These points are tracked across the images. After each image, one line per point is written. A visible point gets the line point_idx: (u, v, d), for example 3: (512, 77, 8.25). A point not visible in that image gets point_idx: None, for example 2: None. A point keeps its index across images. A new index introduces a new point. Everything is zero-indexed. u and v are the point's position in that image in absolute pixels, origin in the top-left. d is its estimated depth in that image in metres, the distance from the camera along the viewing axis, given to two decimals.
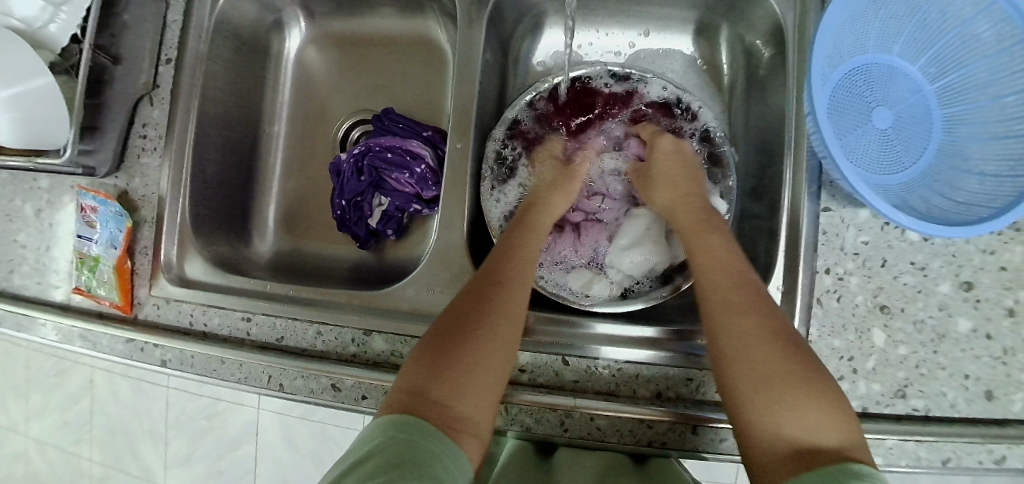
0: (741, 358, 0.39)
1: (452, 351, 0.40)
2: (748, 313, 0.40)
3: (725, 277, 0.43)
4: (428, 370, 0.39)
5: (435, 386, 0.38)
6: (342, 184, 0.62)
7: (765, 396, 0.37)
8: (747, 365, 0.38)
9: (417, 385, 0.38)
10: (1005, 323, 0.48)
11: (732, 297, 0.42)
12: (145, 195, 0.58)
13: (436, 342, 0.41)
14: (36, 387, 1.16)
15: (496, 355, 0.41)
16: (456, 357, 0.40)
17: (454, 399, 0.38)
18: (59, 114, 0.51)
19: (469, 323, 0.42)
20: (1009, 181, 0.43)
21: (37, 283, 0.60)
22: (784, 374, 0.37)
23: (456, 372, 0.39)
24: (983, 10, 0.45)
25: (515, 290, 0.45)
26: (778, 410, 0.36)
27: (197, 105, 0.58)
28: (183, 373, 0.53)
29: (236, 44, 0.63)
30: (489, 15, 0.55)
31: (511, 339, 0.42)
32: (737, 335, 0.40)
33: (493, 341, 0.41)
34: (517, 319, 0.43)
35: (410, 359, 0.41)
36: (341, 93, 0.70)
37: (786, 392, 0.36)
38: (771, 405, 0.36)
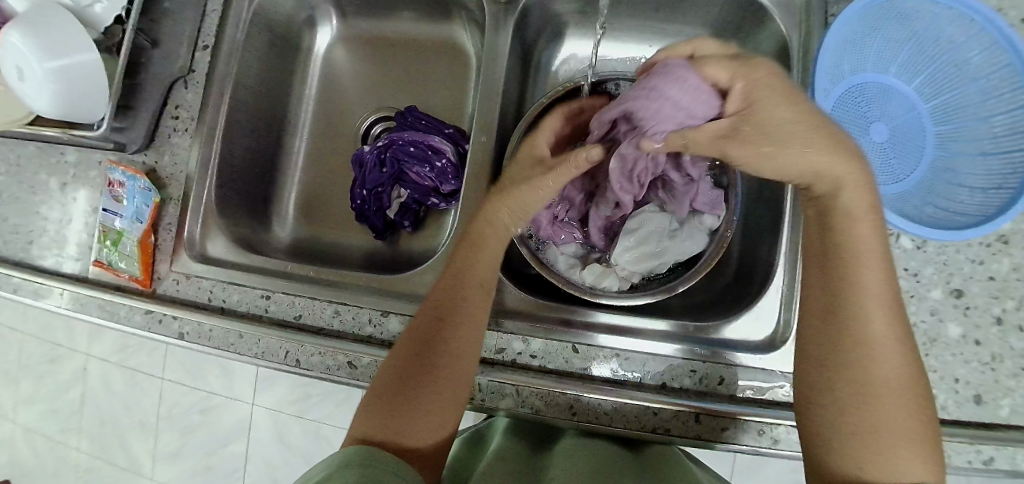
0: (845, 382, 0.35)
1: (397, 392, 0.41)
2: (881, 331, 0.35)
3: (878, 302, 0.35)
4: (377, 415, 0.40)
5: (382, 427, 0.39)
6: (363, 175, 0.65)
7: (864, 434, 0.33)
8: (854, 397, 0.34)
9: (365, 429, 0.39)
10: (993, 330, 0.51)
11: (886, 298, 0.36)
12: (173, 174, 0.60)
13: (382, 385, 0.42)
14: (27, 373, 1.15)
15: (442, 389, 0.41)
16: (402, 396, 0.41)
17: (401, 436, 0.39)
18: (98, 87, 0.53)
19: (416, 364, 0.42)
20: (997, 193, 0.47)
21: (56, 255, 0.61)
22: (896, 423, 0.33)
23: (400, 413, 0.40)
24: (974, 35, 0.49)
25: (469, 317, 0.44)
26: (864, 451, 0.33)
27: (229, 91, 0.61)
28: (200, 346, 0.54)
29: (269, 37, 0.66)
30: (515, 21, 0.58)
31: (458, 371, 0.42)
32: (847, 360, 0.35)
33: (439, 377, 0.41)
34: (467, 350, 0.43)
35: (361, 402, 0.42)
36: (365, 89, 0.73)
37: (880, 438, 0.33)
38: (870, 444, 0.33)
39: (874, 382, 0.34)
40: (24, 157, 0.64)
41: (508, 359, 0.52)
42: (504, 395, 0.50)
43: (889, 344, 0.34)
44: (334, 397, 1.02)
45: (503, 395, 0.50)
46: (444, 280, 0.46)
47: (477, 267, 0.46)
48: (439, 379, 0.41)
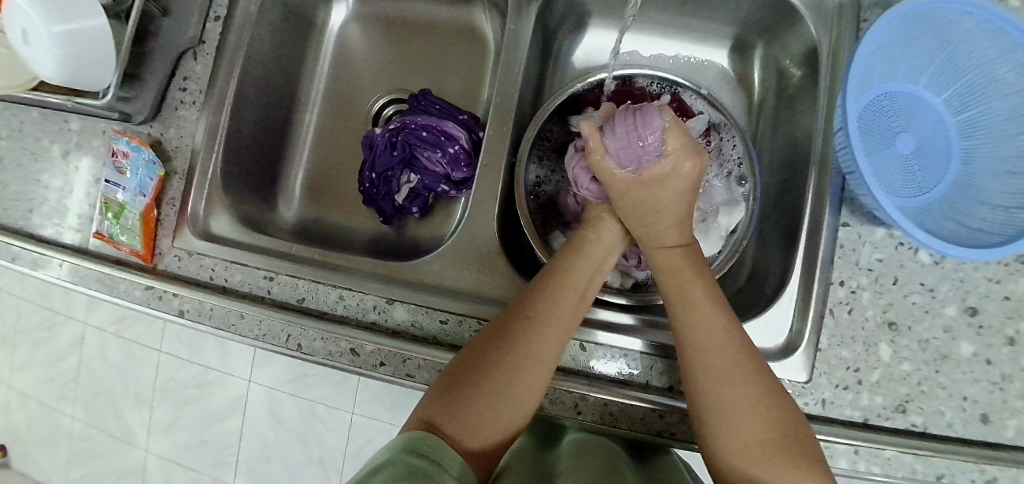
0: (719, 408, 0.39)
1: (468, 386, 0.40)
2: (720, 362, 0.40)
3: (709, 335, 0.41)
4: (447, 403, 0.39)
5: (450, 418, 0.38)
6: (373, 158, 0.63)
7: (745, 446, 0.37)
8: (727, 422, 0.38)
9: (432, 415, 0.38)
10: (1005, 351, 0.50)
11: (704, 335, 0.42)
12: (179, 147, 0.58)
13: (459, 376, 0.41)
14: (23, 339, 1.14)
15: (518, 396, 0.40)
16: (473, 391, 0.39)
17: (467, 430, 0.37)
18: (106, 54, 0.51)
19: (494, 362, 0.41)
20: (1019, 214, 0.45)
21: (56, 225, 0.60)
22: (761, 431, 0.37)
23: (476, 408, 0.38)
24: (1007, 51, 0.47)
25: (554, 322, 0.43)
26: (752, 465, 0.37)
27: (239, 65, 0.59)
28: (201, 325, 0.53)
29: (284, 11, 0.64)
30: (538, 7, 0.57)
31: (535, 380, 0.41)
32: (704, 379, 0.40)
33: (512, 387, 0.40)
34: (550, 362, 0.42)
35: (429, 390, 0.41)
36: (378, 70, 0.71)
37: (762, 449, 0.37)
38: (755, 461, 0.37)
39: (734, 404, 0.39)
40: (27, 122, 0.62)
41: None
42: None
43: (745, 378, 0.39)
44: (330, 379, 1.02)
45: None
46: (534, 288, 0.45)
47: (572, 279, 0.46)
48: (510, 380, 0.40)
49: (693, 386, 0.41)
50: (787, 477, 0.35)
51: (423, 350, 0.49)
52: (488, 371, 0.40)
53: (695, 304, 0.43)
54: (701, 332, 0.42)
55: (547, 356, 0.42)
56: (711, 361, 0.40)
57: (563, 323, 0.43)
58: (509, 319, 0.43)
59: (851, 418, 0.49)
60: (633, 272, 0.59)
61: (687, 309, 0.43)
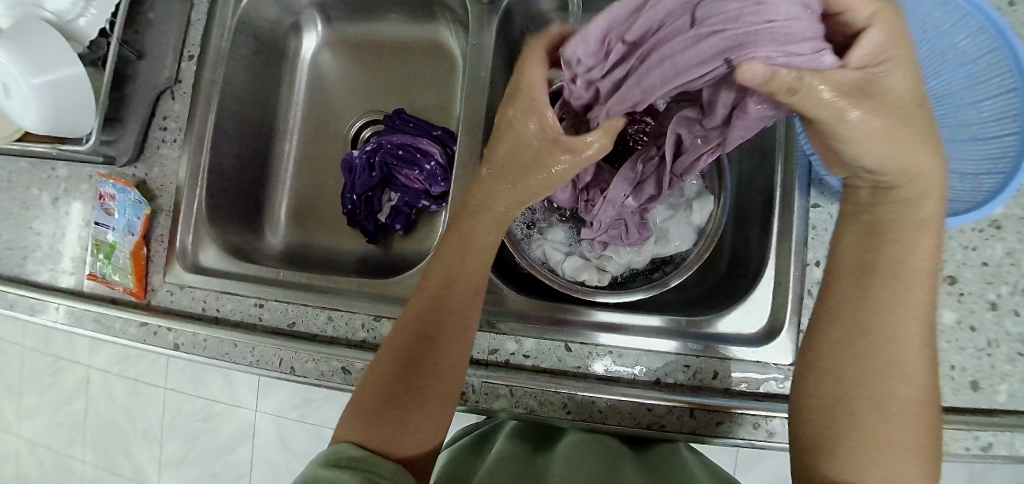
0: (877, 389, 0.32)
1: (394, 399, 0.39)
2: (902, 340, 0.32)
3: (914, 304, 0.32)
4: (372, 417, 0.39)
5: (379, 431, 0.38)
6: (353, 180, 0.65)
7: (882, 438, 0.31)
8: (879, 409, 0.32)
9: (365, 439, 0.38)
10: (988, 316, 0.50)
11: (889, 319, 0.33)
12: (163, 185, 0.60)
13: (379, 393, 0.40)
14: (30, 386, 1.15)
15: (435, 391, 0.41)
16: (399, 405, 0.39)
17: (406, 444, 0.38)
18: (86, 101, 0.53)
19: (410, 371, 0.41)
20: (987, 181, 0.47)
21: (50, 270, 0.61)
22: (914, 427, 0.31)
23: (404, 421, 0.39)
24: (961, 20, 0.48)
25: (453, 314, 0.43)
26: (878, 458, 0.31)
27: (215, 101, 0.61)
28: (195, 356, 0.54)
29: (255, 45, 0.66)
30: (499, 20, 0.58)
31: (455, 371, 0.42)
32: (878, 364, 0.32)
33: (429, 386, 0.41)
34: (459, 358, 0.43)
35: (350, 413, 0.40)
36: (353, 94, 0.73)
37: (902, 446, 0.31)
38: (875, 450, 0.31)
39: (896, 390, 0.32)
40: (15, 172, 0.64)
41: (503, 359, 0.52)
42: (498, 395, 0.50)
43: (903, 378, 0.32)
44: (335, 401, 1.02)
45: (498, 396, 0.50)
46: (429, 286, 0.44)
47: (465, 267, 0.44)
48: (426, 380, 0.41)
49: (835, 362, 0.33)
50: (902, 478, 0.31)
51: None
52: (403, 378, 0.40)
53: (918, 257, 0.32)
54: (913, 299, 0.32)
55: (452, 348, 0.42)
56: (895, 341, 0.32)
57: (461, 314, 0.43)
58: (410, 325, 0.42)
59: None
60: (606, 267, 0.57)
61: (902, 291, 0.32)
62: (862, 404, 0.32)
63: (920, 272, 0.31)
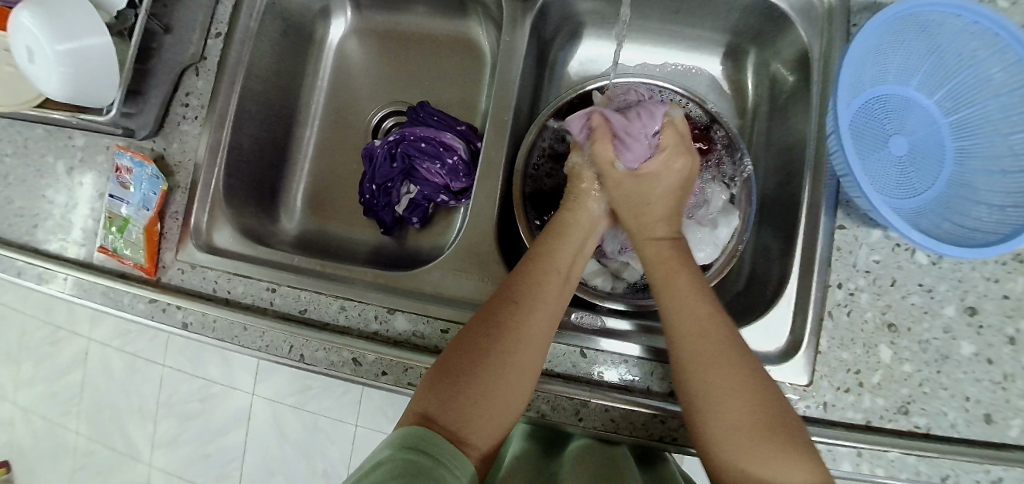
0: (716, 403, 0.39)
1: (464, 372, 0.40)
2: (708, 358, 0.41)
3: (700, 320, 0.43)
4: (444, 392, 0.38)
5: (449, 408, 0.37)
6: (373, 170, 0.64)
7: (742, 444, 0.38)
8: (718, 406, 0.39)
9: (426, 406, 0.38)
10: (1005, 350, 0.50)
11: (708, 338, 0.42)
12: (181, 162, 0.59)
13: (449, 362, 0.41)
14: (27, 355, 1.15)
15: (511, 376, 0.40)
16: (465, 378, 0.39)
17: (464, 421, 0.37)
18: (110, 71, 0.52)
19: (484, 347, 0.41)
20: (1014, 213, 0.46)
21: (61, 240, 0.61)
22: (750, 414, 0.38)
23: (469, 394, 0.38)
24: (997, 52, 0.48)
25: (535, 305, 0.44)
26: (739, 453, 0.38)
27: (240, 80, 0.60)
28: (204, 337, 0.54)
29: (283, 27, 0.66)
30: (533, 18, 0.58)
31: (528, 362, 0.41)
32: (702, 375, 0.40)
33: (509, 370, 0.40)
34: (540, 346, 0.43)
35: (422, 383, 0.40)
36: (377, 83, 0.72)
37: (764, 441, 0.37)
38: (757, 453, 0.37)
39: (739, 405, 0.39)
40: (32, 139, 0.63)
41: None
42: None
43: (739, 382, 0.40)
44: (333, 391, 1.02)
45: None
46: (517, 276, 0.46)
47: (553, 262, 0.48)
48: (505, 362, 0.40)
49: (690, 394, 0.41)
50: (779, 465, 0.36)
51: (425, 360, 0.49)
52: (483, 355, 0.40)
53: (680, 285, 0.45)
54: (693, 316, 0.43)
55: (535, 337, 0.42)
56: (703, 366, 0.40)
57: (549, 306, 0.44)
58: (497, 305, 0.44)
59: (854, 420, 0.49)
60: (621, 274, 0.60)
61: (679, 314, 0.44)
62: (714, 424, 0.39)
63: (678, 292, 0.45)
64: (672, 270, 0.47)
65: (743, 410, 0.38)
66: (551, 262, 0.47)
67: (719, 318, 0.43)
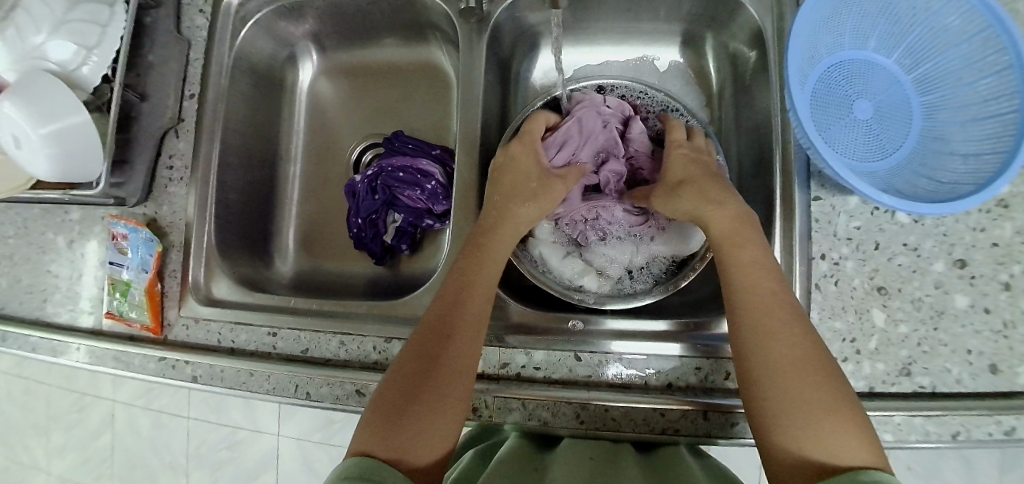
0: (776, 374, 0.38)
1: (401, 409, 0.39)
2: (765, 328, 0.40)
3: (764, 297, 0.41)
4: (382, 429, 0.38)
5: (388, 442, 0.37)
6: (357, 204, 0.66)
7: (801, 412, 0.36)
8: (787, 378, 0.37)
9: (369, 445, 0.37)
10: (1002, 297, 0.49)
11: (769, 318, 0.40)
12: (173, 222, 0.61)
13: (386, 400, 0.41)
14: (58, 424, 1.18)
15: (446, 406, 0.41)
16: (405, 410, 0.39)
17: (406, 451, 0.37)
18: (92, 145, 0.54)
19: (416, 383, 0.41)
20: (990, 160, 0.46)
21: (69, 311, 0.63)
22: (815, 392, 0.36)
23: (405, 426, 0.38)
24: (950, 2, 0.48)
25: (464, 333, 0.44)
26: (797, 423, 0.36)
27: (219, 137, 0.63)
28: (213, 387, 0.55)
29: (253, 79, 0.68)
30: (488, 37, 0.59)
31: (458, 389, 0.42)
32: (774, 349, 0.39)
33: (441, 399, 0.41)
34: (468, 366, 0.43)
35: (360, 421, 0.40)
36: (352, 120, 0.74)
37: (810, 407, 0.36)
38: (810, 421, 0.35)
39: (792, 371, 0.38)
40: (30, 219, 0.66)
41: (513, 373, 0.52)
42: (511, 408, 0.50)
43: (795, 344, 0.39)
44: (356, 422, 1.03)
45: (511, 409, 0.50)
46: (444, 292, 0.47)
47: (475, 281, 0.47)
48: (436, 391, 0.41)
49: (745, 348, 0.40)
50: (838, 437, 0.35)
51: None
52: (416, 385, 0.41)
53: (746, 263, 0.44)
54: (755, 292, 0.42)
55: (464, 363, 0.43)
56: (776, 320, 0.40)
57: (471, 329, 0.45)
58: (425, 335, 0.44)
59: (856, 388, 0.49)
60: (606, 269, 0.59)
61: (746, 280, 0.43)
62: (782, 372, 0.38)
63: (747, 271, 0.43)
64: (743, 233, 0.45)
65: (812, 383, 0.37)
66: (478, 271, 0.48)
67: (768, 266, 0.43)
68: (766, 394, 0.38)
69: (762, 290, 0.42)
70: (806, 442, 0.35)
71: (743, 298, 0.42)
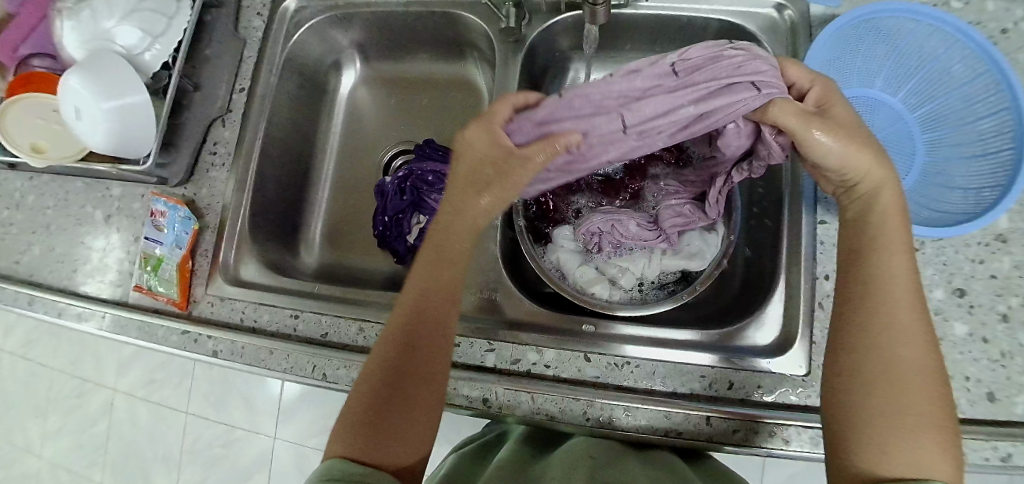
0: (889, 379, 0.36)
1: (381, 412, 0.41)
2: (902, 321, 0.37)
3: (907, 292, 0.38)
4: (361, 433, 0.40)
5: (370, 445, 0.39)
6: (385, 203, 0.70)
7: (902, 419, 0.34)
8: (899, 380, 0.35)
9: (350, 449, 0.39)
10: (999, 327, 0.52)
11: (902, 319, 0.37)
12: (211, 204, 0.65)
13: (364, 401, 0.42)
14: (54, 408, 1.17)
15: (423, 407, 0.42)
16: (386, 412, 0.41)
17: (386, 454, 0.39)
18: (146, 124, 0.58)
19: (394, 385, 0.42)
20: (988, 193, 0.49)
21: (99, 282, 0.65)
22: (921, 405, 0.34)
23: (384, 429, 0.40)
24: (953, 48, 0.53)
25: (433, 335, 0.44)
26: (899, 433, 0.34)
27: (263, 128, 0.67)
28: (233, 363, 0.57)
29: (300, 80, 0.73)
30: (524, 56, 0.64)
31: (433, 390, 0.43)
32: (894, 349, 0.36)
33: (419, 401, 0.42)
34: (441, 368, 0.44)
35: (337, 421, 0.42)
36: (386, 125, 0.78)
37: (914, 418, 0.34)
38: (902, 432, 0.34)
39: (918, 375, 0.35)
40: (73, 193, 0.69)
41: (523, 369, 0.54)
42: (519, 401, 0.52)
43: (918, 352, 0.36)
44: None
45: (519, 402, 0.52)
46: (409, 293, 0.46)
47: (441, 279, 0.45)
48: (413, 394, 0.42)
49: (861, 346, 0.37)
50: (930, 450, 0.33)
51: None
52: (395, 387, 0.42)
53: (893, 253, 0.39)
54: (902, 288, 0.38)
55: (438, 364, 0.44)
56: (903, 319, 0.37)
57: (440, 330, 0.45)
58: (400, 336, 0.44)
59: None
60: (619, 279, 0.62)
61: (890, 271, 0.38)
62: (897, 375, 0.35)
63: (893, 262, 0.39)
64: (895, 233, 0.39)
65: (926, 397, 0.35)
66: (436, 276, 0.45)
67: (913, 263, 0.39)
68: (867, 401, 0.36)
69: (909, 290, 0.38)
70: (894, 448, 0.33)
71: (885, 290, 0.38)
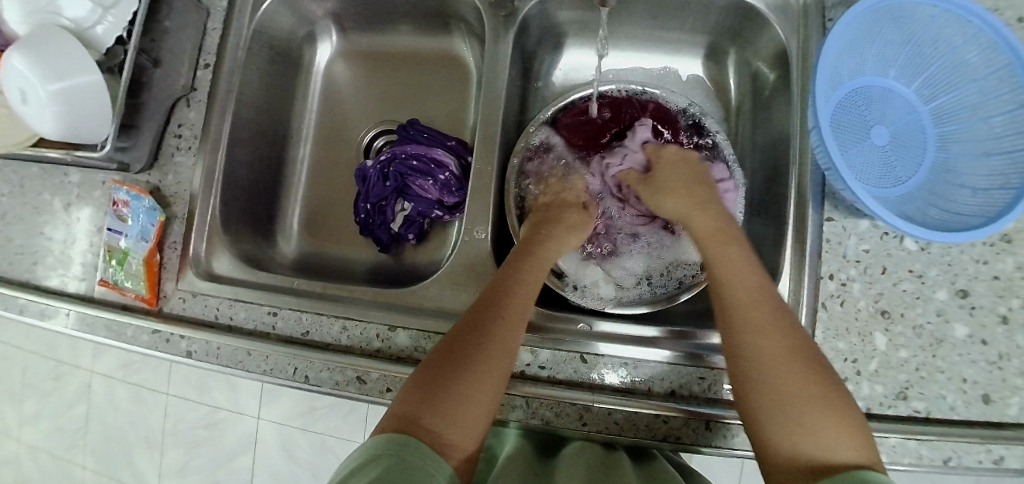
0: (771, 374, 0.39)
1: (445, 379, 0.40)
2: (753, 322, 0.42)
3: (748, 289, 0.44)
4: (423, 396, 0.39)
5: (431, 408, 0.38)
6: (367, 190, 0.65)
7: (790, 403, 0.38)
8: (770, 369, 0.39)
9: (411, 412, 0.38)
10: (1000, 329, 0.50)
11: (752, 315, 0.42)
12: (178, 192, 0.60)
13: (430, 368, 0.42)
14: (32, 391, 1.14)
15: (487, 384, 0.41)
16: (449, 379, 0.40)
17: (444, 420, 0.38)
18: (102, 107, 0.52)
19: (461, 356, 0.42)
20: (999, 195, 0.46)
21: (60, 275, 0.61)
22: (805, 384, 0.38)
23: (446, 396, 0.39)
24: (972, 37, 0.49)
25: (511, 317, 0.44)
26: (799, 418, 0.37)
27: (231, 109, 0.61)
28: (209, 364, 0.54)
29: (271, 55, 0.67)
30: (515, 33, 0.59)
31: (498, 370, 0.41)
32: (757, 342, 0.41)
33: (482, 377, 0.41)
34: (512, 349, 0.43)
35: (405, 386, 0.42)
36: (367, 104, 0.73)
37: (807, 401, 0.38)
38: (797, 420, 0.37)
39: (783, 367, 0.39)
40: (27, 178, 0.64)
41: (517, 370, 0.52)
42: (513, 406, 0.50)
43: (780, 338, 0.41)
44: (341, 411, 1.02)
45: (514, 406, 0.50)
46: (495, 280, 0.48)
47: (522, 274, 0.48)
48: (479, 369, 0.41)
49: (738, 346, 0.42)
50: (826, 428, 0.37)
51: None
52: (463, 358, 0.41)
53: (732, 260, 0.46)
54: (743, 288, 0.44)
55: (507, 346, 0.43)
56: (758, 318, 0.42)
57: (518, 316, 0.45)
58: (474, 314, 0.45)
59: None
60: (618, 275, 0.58)
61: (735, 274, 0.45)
62: (766, 369, 0.40)
63: (733, 269, 0.46)
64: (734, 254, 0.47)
65: (801, 377, 0.39)
66: (522, 278, 0.48)
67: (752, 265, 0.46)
68: (760, 399, 0.39)
69: (748, 291, 0.43)
70: (800, 437, 0.37)
71: (732, 298, 0.44)
